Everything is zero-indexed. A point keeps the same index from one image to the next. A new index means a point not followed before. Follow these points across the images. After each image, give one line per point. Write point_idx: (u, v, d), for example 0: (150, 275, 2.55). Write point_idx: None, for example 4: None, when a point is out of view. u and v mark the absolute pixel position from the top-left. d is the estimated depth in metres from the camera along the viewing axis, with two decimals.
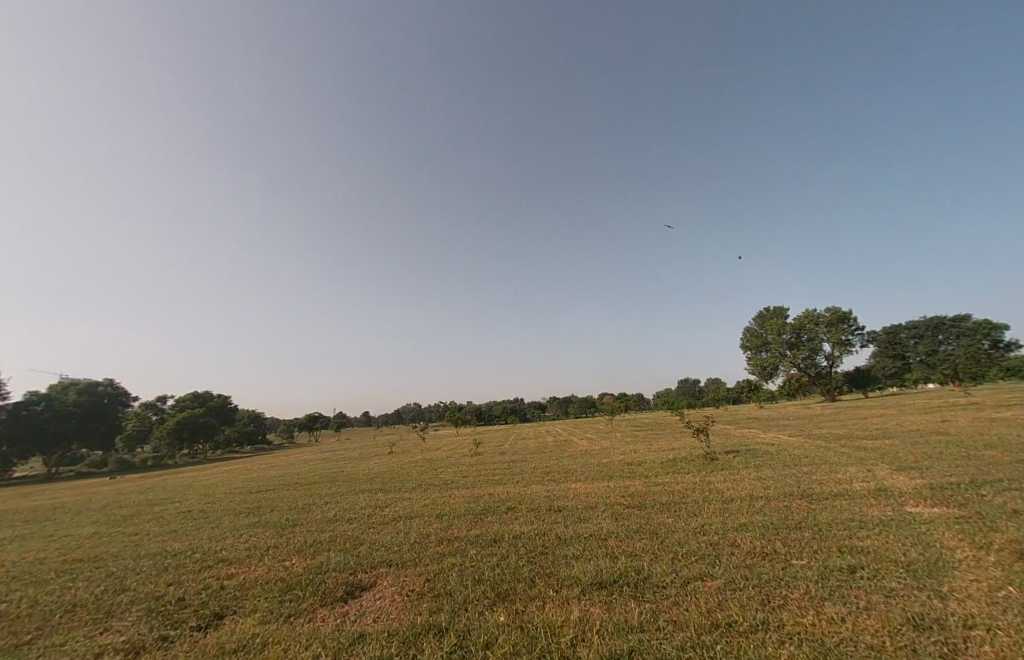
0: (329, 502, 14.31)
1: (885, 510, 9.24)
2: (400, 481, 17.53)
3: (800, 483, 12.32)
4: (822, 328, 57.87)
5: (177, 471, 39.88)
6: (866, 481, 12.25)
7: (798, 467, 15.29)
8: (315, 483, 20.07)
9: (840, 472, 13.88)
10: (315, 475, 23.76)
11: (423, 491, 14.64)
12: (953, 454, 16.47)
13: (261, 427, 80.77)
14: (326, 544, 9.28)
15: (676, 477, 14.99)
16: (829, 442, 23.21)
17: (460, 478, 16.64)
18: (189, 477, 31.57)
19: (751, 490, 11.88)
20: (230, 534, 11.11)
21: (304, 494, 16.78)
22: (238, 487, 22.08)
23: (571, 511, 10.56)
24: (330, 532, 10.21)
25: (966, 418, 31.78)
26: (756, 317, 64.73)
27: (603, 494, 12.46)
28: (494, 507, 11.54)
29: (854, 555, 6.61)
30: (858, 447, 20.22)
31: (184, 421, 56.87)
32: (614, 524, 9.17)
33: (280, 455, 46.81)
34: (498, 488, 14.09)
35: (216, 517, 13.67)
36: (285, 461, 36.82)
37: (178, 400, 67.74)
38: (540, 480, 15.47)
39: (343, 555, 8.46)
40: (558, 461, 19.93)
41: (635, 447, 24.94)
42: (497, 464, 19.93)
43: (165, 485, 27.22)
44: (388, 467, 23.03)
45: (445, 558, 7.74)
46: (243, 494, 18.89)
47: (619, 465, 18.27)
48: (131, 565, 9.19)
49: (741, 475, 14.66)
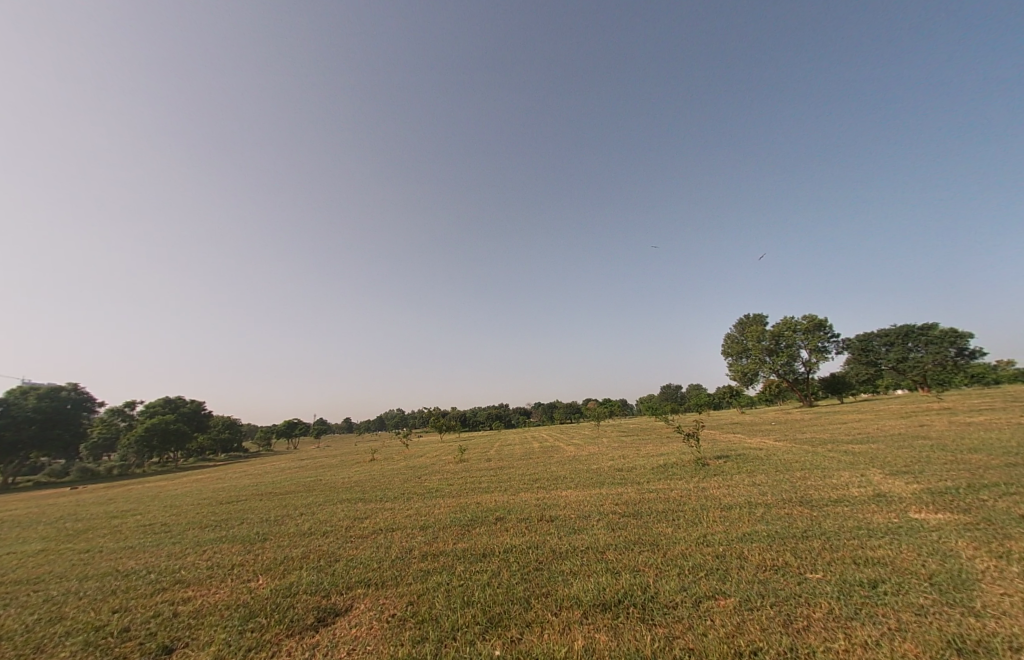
0: (304, 514, 13.44)
1: (890, 516, 8.89)
2: (381, 490, 16.73)
3: (796, 489, 12.00)
4: (799, 335, 58.45)
5: (143, 480, 37.93)
6: (865, 486, 11.98)
7: (792, 473, 14.98)
8: (291, 492, 19.04)
9: (837, 477, 13.60)
10: (291, 484, 22.69)
11: (405, 501, 13.84)
12: (941, 458, 16.44)
13: (236, 433, 78.08)
14: (299, 561, 8.47)
15: (669, 483, 14.59)
16: (817, 447, 23.16)
17: (445, 486, 15.90)
18: (156, 487, 29.98)
19: (748, 497, 11.51)
20: (191, 551, 10.12)
21: (278, 506, 15.74)
22: (208, 497, 20.78)
23: (563, 521, 9.95)
24: (303, 548, 9.36)
25: (944, 423, 32.32)
26: (737, 323, 65.44)
27: (596, 502, 11.92)
28: (481, 517, 10.86)
29: (871, 567, 6.18)
30: (846, 452, 20.15)
31: (154, 427, 54.41)
32: (610, 535, 8.59)
33: (254, 463, 45.03)
34: (485, 497, 13.39)
35: (178, 532, 12.62)
36: (259, 470, 35.18)
37: (148, 406, 64.95)
38: (528, 487, 14.85)
39: (316, 574, 7.66)
40: (548, 468, 19.34)
41: (623, 453, 24.57)
42: (484, 471, 19.21)
43: (128, 495, 25.73)
44: (369, 475, 22.13)
45: (429, 577, 7.03)
46: (212, 505, 17.78)
47: (610, 472, 17.78)
48: (75, 589, 8.19)
49: (735, 480, 14.30)
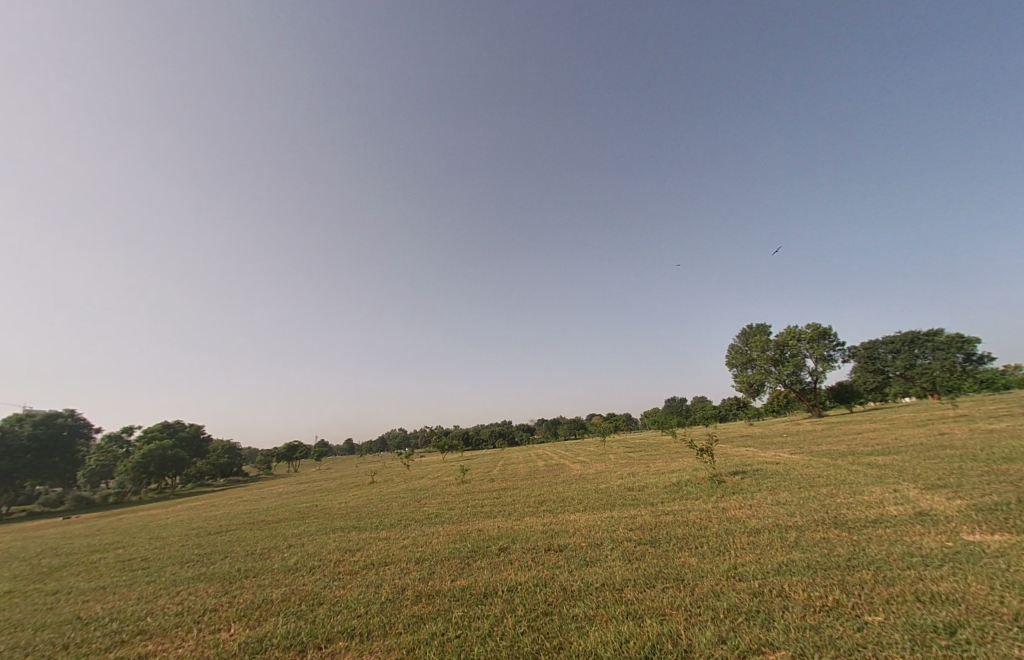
0: (293, 546, 12.45)
1: (942, 538, 7.93)
2: (378, 516, 15.74)
3: (826, 509, 11.00)
4: (804, 344, 57.45)
5: (136, 509, 36.72)
6: (902, 503, 10.96)
7: (816, 489, 13.97)
8: (283, 521, 18.03)
9: (868, 493, 12.58)
10: (285, 511, 21.61)
11: (402, 529, 12.86)
12: (974, 469, 15.37)
13: (236, 457, 76.76)
14: (278, 604, 7.54)
15: (685, 504, 13.60)
16: (836, 459, 22.03)
17: (445, 511, 14.90)
18: (147, 516, 28.84)
19: (775, 518, 10.54)
20: (164, 592, 9.17)
21: (267, 537, 14.72)
22: (196, 527, 19.71)
23: (573, 552, 9.00)
24: (285, 589, 8.41)
25: (963, 431, 31.09)
26: (740, 334, 64.45)
27: (607, 527, 10.93)
28: (482, 548, 9.88)
29: (940, 606, 5.27)
30: (869, 464, 19.06)
31: (150, 454, 53.25)
32: (627, 569, 7.62)
33: (252, 488, 43.91)
34: (487, 523, 12.40)
35: (157, 569, 11.68)
36: (255, 495, 34.02)
37: (146, 431, 63.94)
38: (533, 511, 13.86)
39: (294, 622, 6.73)
40: (554, 489, 18.31)
41: (632, 470, 23.48)
42: (486, 493, 18.13)
43: (117, 526, 24.61)
44: (367, 500, 21.07)
45: (422, 625, 6.09)
46: (200, 536, 16.80)
47: (621, 492, 16.72)
48: (25, 642, 7.28)
49: (756, 500, 13.29)
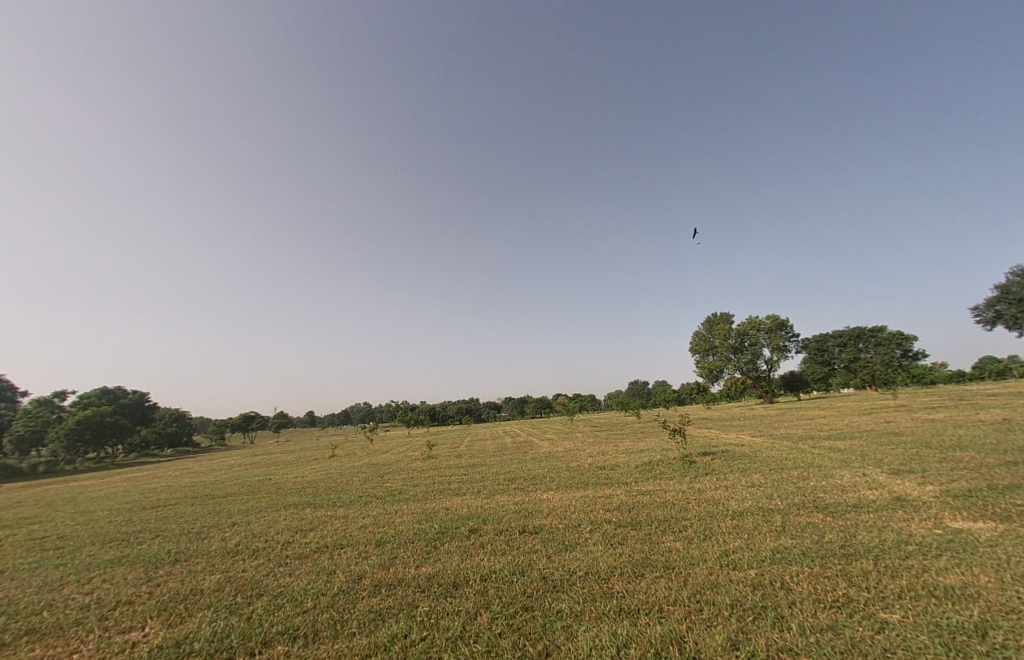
0: (236, 525, 11.25)
1: (930, 525, 7.68)
2: (337, 492, 14.67)
3: (803, 492, 10.80)
4: (762, 334, 59.29)
5: (67, 479, 33.91)
6: (876, 488, 10.87)
7: (787, 472, 13.92)
8: (230, 496, 16.64)
9: (840, 477, 12.51)
10: (234, 484, 20.14)
11: (362, 506, 11.87)
12: (932, 456, 15.73)
13: (186, 426, 72.91)
14: (208, 597, 6.48)
15: (660, 483, 13.27)
16: (798, 443, 22.39)
17: (410, 488, 14.00)
18: (80, 486, 26.63)
19: (755, 501, 10.20)
20: (72, 580, 7.90)
21: (208, 513, 13.37)
22: (131, 501, 17.99)
23: (550, 534, 8.30)
24: (220, 576, 7.33)
25: (908, 420, 32.65)
26: (704, 321, 65.74)
27: (583, 508, 10.31)
28: (450, 529, 9.02)
29: (959, 603, 4.81)
30: (830, 449, 19.45)
31: (87, 420, 49.53)
32: (610, 555, 6.97)
33: (202, 459, 41.57)
34: (455, 502, 11.57)
35: (73, 549, 10.26)
36: (203, 467, 32.05)
37: (83, 397, 59.47)
38: (503, 489, 13.18)
39: (223, 621, 5.69)
40: (524, 466, 17.70)
41: (600, 448, 23.28)
42: (453, 469, 17.33)
43: (42, 497, 22.47)
44: (324, 474, 19.89)
45: (381, 624, 5.19)
46: (132, 511, 15.24)
47: (593, 470, 16.33)
48: None
49: (730, 481, 13.09)
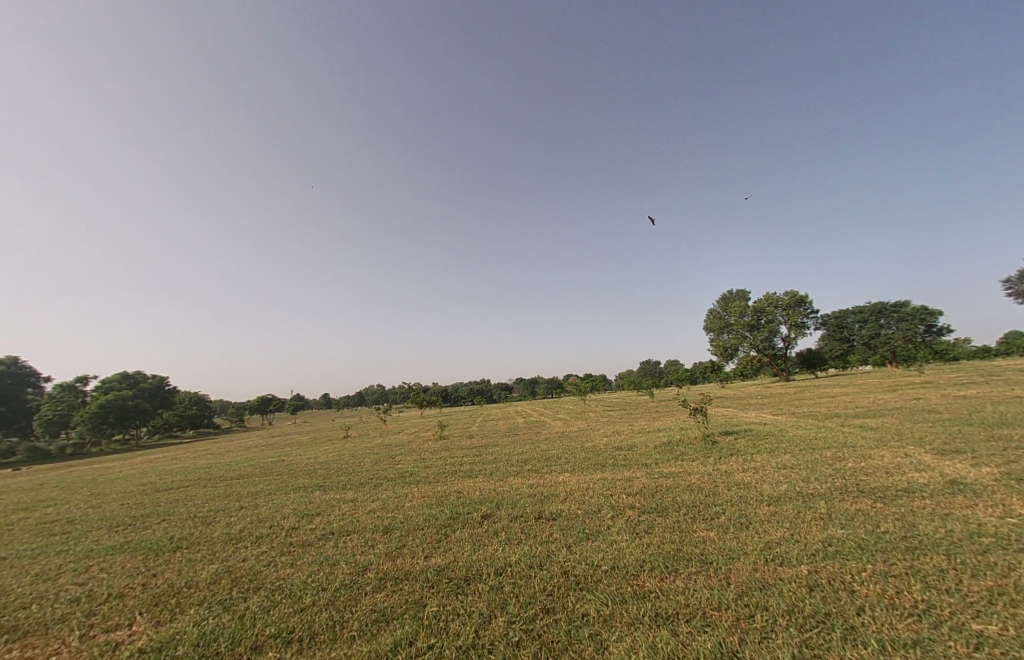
0: (244, 508, 10.93)
1: (1001, 513, 6.79)
2: (347, 474, 14.29)
3: (843, 474, 9.95)
4: (780, 310, 57.48)
5: (90, 461, 34.70)
6: (925, 469, 9.94)
7: (820, 452, 13.07)
8: (240, 478, 16.45)
9: (879, 458, 11.60)
10: (247, 466, 20.06)
11: (371, 490, 11.38)
12: (976, 435, 14.62)
13: (205, 409, 74.36)
14: (203, 591, 6.05)
15: (683, 465, 12.55)
16: (824, 422, 21.35)
17: (420, 470, 13.53)
18: (101, 468, 27.06)
19: (792, 484, 9.39)
20: (71, 569, 7.61)
21: (217, 496, 13.12)
22: (146, 483, 18.00)
23: (569, 521, 7.65)
24: (218, 567, 6.86)
25: (938, 397, 31.11)
26: (720, 299, 63.91)
27: (603, 491, 9.65)
28: (462, 514, 8.45)
29: None
30: (860, 427, 18.41)
31: (109, 403, 50.51)
32: (638, 546, 6.30)
33: (218, 441, 42.09)
34: (466, 485, 11.02)
35: (79, 534, 10.06)
36: (220, 449, 32.44)
37: (104, 382, 60.76)
38: (517, 470, 12.60)
39: (214, 620, 5.21)
40: (538, 447, 17.11)
41: (616, 428, 22.66)
42: (464, 451, 16.82)
43: (62, 479, 22.78)
44: (335, 456, 19.62)
45: (384, 628, 4.63)
46: (144, 494, 15.12)
47: (610, 450, 15.66)
48: None
49: (759, 462, 12.29)
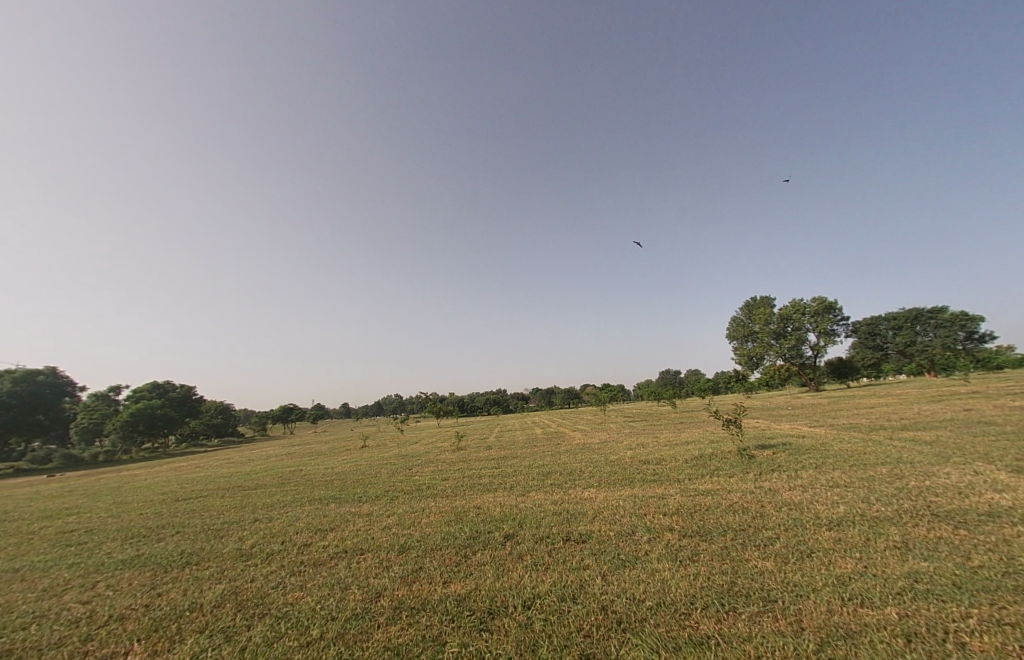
0: (258, 521, 10.53)
1: None
2: (363, 486, 13.83)
3: (907, 494, 8.90)
4: (808, 318, 55.22)
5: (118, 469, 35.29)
6: (1004, 490, 8.82)
7: (873, 469, 11.95)
8: (258, 488, 16.17)
9: (944, 475, 10.45)
10: (265, 475, 19.86)
11: (387, 503, 10.84)
12: None
13: (230, 417, 75.81)
14: (206, 615, 5.56)
15: (720, 481, 11.61)
16: (866, 435, 19.90)
17: (438, 483, 12.93)
18: (127, 476, 27.45)
19: (850, 505, 8.43)
20: (77, 585, 7.26)
21: (232, 508, 12.79)
22: (166, 492, 17.92)
23: (602, 544, 6.92)
24: (224, 587, 6.39)
25: (990, 408, 28.97)
26: (743, 306, 62.00)
27: (635, 510, 8.86)
28: (482, 534, 7.78)
29: None
30: (909, 441, 17.02)
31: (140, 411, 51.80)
32: (684, 576, 5.55)
33: (240, 450, 42.54)
34: (487, 500, 10.39)
35: (92, 546, 9.81)
36: (242, 457, 32.64)
37: (135, 391, 62.55)
38: (541, 484, 11.89)
39: (213, 652, 4.70)
40: (560, 459, 16.32)
41: (640, 440, 21.61)
42: (483, 463, 16.15)
43: (88, 487, 23.05)
44: (351, 466, 19.25)
45: None
46: (164, 504, 15.00)
47: (637, 464, 14.76)
48: None
49: (805, 479, 11.27)
